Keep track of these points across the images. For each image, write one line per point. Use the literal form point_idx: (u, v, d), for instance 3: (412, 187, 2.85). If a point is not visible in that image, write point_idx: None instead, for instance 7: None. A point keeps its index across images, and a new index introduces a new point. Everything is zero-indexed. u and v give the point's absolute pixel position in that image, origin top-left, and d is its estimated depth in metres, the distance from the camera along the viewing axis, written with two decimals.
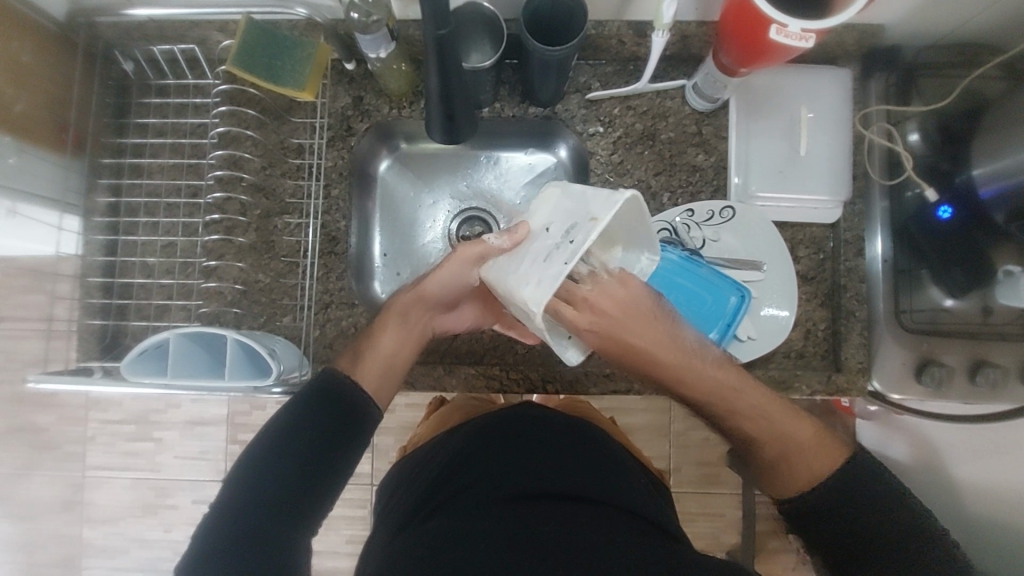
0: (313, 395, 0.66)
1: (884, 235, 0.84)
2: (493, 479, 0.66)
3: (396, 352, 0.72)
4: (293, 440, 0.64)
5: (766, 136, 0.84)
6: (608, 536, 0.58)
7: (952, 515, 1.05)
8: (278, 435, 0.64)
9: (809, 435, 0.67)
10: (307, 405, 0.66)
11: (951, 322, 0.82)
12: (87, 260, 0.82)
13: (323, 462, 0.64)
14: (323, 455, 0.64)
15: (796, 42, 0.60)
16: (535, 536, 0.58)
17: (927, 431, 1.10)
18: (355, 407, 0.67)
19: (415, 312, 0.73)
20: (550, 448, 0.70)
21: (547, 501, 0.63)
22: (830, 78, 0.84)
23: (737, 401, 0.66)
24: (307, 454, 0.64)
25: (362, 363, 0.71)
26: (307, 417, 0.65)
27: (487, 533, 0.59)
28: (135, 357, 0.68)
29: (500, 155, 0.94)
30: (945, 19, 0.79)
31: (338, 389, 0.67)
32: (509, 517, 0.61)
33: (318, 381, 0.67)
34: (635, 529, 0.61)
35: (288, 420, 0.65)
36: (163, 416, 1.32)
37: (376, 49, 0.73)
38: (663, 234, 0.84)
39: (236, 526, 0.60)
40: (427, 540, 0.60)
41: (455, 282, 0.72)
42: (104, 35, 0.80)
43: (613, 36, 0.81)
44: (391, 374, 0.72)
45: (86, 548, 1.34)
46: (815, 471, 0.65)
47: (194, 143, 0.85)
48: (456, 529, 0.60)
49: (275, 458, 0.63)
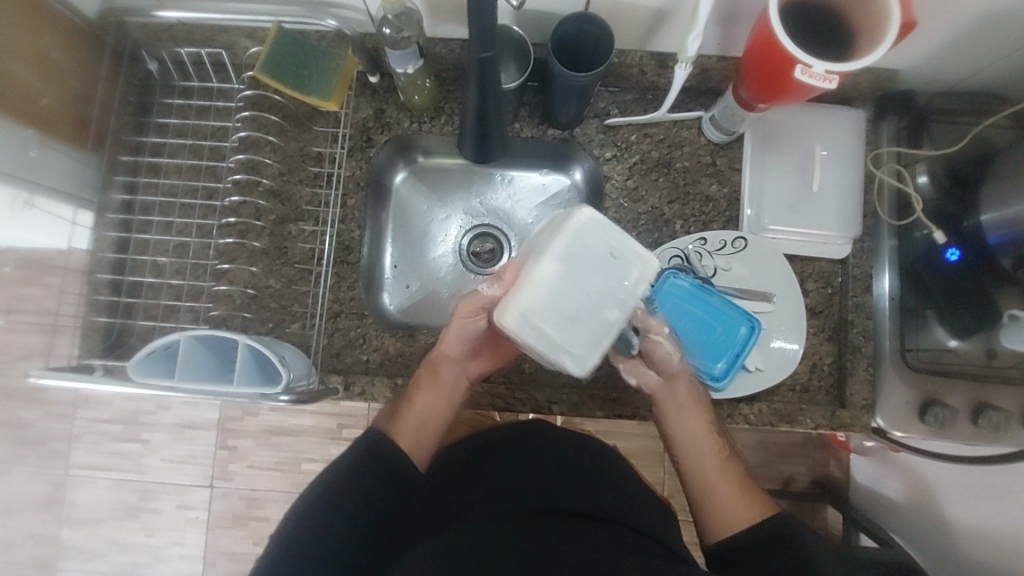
0: (358, 453, 0.62)
1: (892, 273, 0.85)
2: (505, 493, 0.63)
3: (428, 410, 0.71)
4: (339, 505, 0.58)
5: (778, 171, 0.85)
6: (637, 556, 0.56)
7: (945, 555, 1.05)
8: (324, 498, 0.58)
9: (742, 488, 0.68)
10: (356, 463, 0.61)
11: (955, 362, 0.83)
12: (97, 256, 0.81)
13: (375, 526, 0.58)
14: (371, 525, 0.58)
15: (819, 83, 0.61)
16: (561, 549, 0.54)
17: (921, 469, 1.11)
18: (400, 466, 0.62)
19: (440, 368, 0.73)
20: (563, 470, 0.68)
21: (567, 518, 0.60)
22: (842, 117, 0.86)
23: (691, 409, 0.72)
24: (358, 522, 0.58)
25: (396, 418, 0.70)
26: (358, 478, 0.60)
27: (504, 546, 0.54)
28: (144, 357, 0.66)
29: (514, 175, 0.95)
30: (957, 68, 0.82)
31: (388, 450, 0.62)
32: (524, 532, 0.56)
33: (367, 440, 0.63)
34: (654, 552, 0.58)
35: (349, 479, 0.59)
36: (154, 417, 1.29)
37: (404, 65, 0.74)
38: (675, 261, 0.85)
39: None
40: (432, 553, 0.55)
41: (468, 337, 0.71)
42: (132, 34, 0.80)
43: (635, 65, 0.83)
44: (417, 419, 0.70)
45: (64, 550, 1.30)
46: (740, 517, 0.66)
47: (213, 145, 0.85)
48: (466, 542, 0.55)
49: (320, 523, 0.57)
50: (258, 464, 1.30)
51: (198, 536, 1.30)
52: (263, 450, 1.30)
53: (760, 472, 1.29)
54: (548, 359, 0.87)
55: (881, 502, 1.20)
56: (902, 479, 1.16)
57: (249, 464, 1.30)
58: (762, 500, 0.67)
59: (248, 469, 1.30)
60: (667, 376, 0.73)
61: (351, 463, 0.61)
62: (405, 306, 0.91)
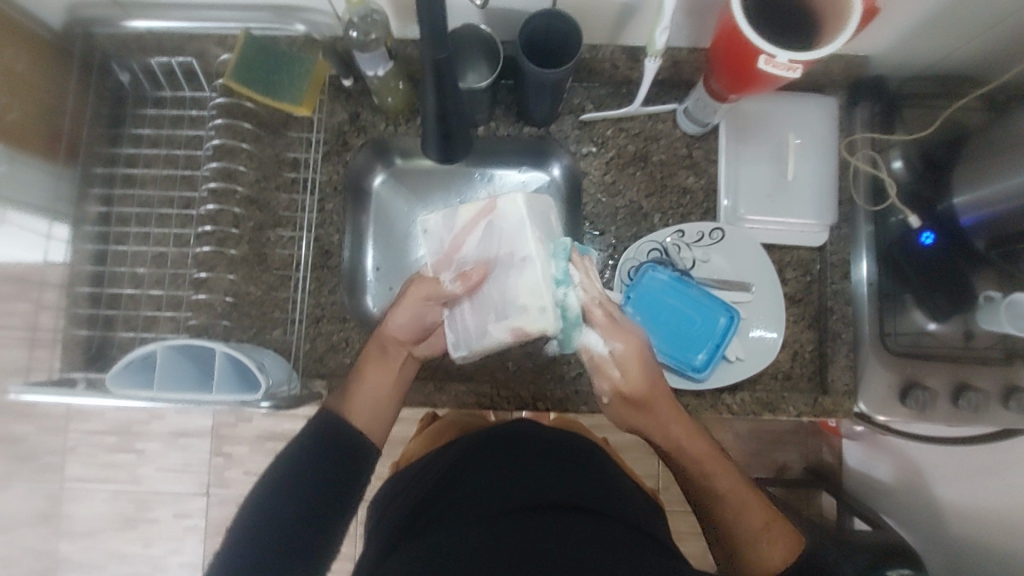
0: (317, 431, 0.67)
1: (869, 259, 0.85)
2: (490, 493, 0.64)
3: (380, 383, 0.72)
4: (301, 473, 0.64)
5: (754, 160, 0.86)
6: (613, 549, 0.56)
7: (936, 536, 1.06)
8: (289, 467, 0.65)
9: (763, 518, 0.68)
10: (316, 435, 0.67)
11: (935, 345, 0.84)
12: (76, 269, 0.82)
13: (336, 494, 0.64)
14: (330, 492, 0.64)
15: (784, 71, 0.61)
16: (533, 550, 0.55)
17: (911, 452, 1.11)
18: (359, 443, 0.67)
19: (391, 346, 0.73)
20: (547, 463, 0.69)
21: (543, 514, 0.60)
22: (815, 106, 0.87)
23: (691, 446, 0.70)
24: (318, 487, 0.64)
25: (353, 396, 0.71)
26: (319, 448, 0.66)
27: (483, 547, 0.56)
28: (121, 368, 0.67)
29: (494, 173, 0.94)
30: (926, 53, 0.82)
31: (342, 427, 0.67)
32: (504, 529, 0.58)
33: (324, 420, 0.68)
34: (630, 541, 0.59)
35: (311, 451, 0.66)
36: (145, 428, 1.29)
37: (374, 67, 0.74)
38: (653, 254, 0.86)
39: (240, 563, 0.60)
40: (417, 556, 0.57)
41: (413, 323, 0.71)
42: (101, 46, 0.80)
43: (606, 60, 0.83)
44: (373, 396, 0.72)
45: (61, 564, 1.30)
46: (778, 555, 0.66)
47: (188, 154, 0.86)
48: (447, 544, 0.57)
49: (282, 487, 0.63)
50: (252, 471, 1.30)
51: (195, 545, 1.30)
52: (256, 456, 1.30)
53: (753, 460, 1.29)
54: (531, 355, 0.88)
55: (874, 486, 1.21)
56: (893, 462, 1.16)
57: (244, 471, 1.30)
58: (789, 530, 0.68)
59: (242, 476, 1.30)
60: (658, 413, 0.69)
61: (312, 436, 0.67)
62: (389, 309, 0.90)
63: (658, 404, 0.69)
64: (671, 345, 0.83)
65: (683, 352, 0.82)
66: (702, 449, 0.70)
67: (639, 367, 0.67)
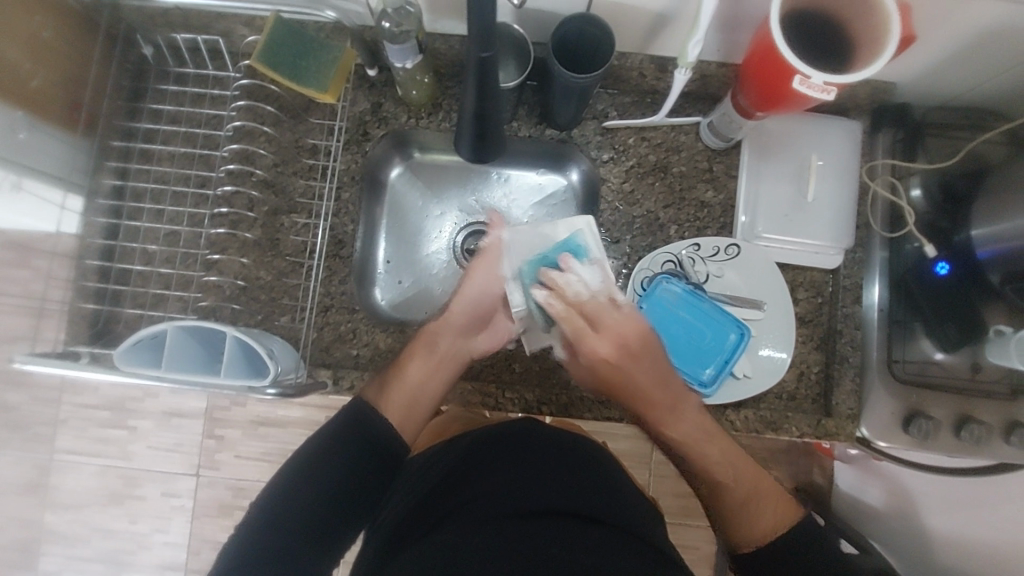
0: (339, 424, 0.67)
1: (881, 284, 0.86)
2: (500, 496, 0.63)
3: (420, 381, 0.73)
4: (319, 465, 0.64)
5: (774, 179, 0.86)
6: (625, 567, 0.55)
7: (924, 563, 1.07)
8: (309, 457, 0.64)
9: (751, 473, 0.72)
10: (339, 427, 0.66)
11: (940, 375, 0.83)
12: (86, 242, 0.81)
13: (350, 490, 0.64)
14: (345, 486, 0.64)
15: (817, 93, 0.61)
16: (549, 562, 0.54)
17: (903, 478, 1.12)
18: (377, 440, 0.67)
19: (443, 337, 0.76)
20: (559, 470, 0.68)
21: (557, 524, 0.60)
22: (839, 129, 0.86)
23: (675, 425, 0.69)
24: (334, 481, 0.64)
25: (385, 391, 0.71)
26: (338, 440, 0.66)
27: (496, 555, 0.55)
28: (130, 346, 0.66)
29: (510, 173, 0.95)
30: (953, 84, 0.82)
31: (365, 421, 0.67)
32: (518, 538, 0.57)
33: (349, 412, 0.68)
34: (645, 558, 0.58)
35: (330, 443, 0.65)
36: (141, 404, 1.28)
37: (403, 60, 0.74)
38: (667, 266, 0.85)
39: (255, 554, 0.60)
40: (430, 557, 0.56)
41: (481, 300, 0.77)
42: (126, 17, 0.79)
43: (635, 68, 0.83)
44: (407, 393, 0.72)
45: (46, 535, 1.29)
46: (767, 520, 0.70)
47: (207, 133, 0.85)
48: (462, 548, 0.56)
49: (301, 479, 0.63)
50: (244, 454, 1.29)
51: (182, 524, 1.30)
52: (250, 440, 1.30)
53: None
54: (538, 358, 0.87)
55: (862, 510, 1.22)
56: (884, 487, 1.16)
57: (236, 454, 1.29)
58: (783, 496, 0.72)
59: (235, 458, 1.29)
60: (644, 390, 0.66)
61: (335, 427, 0.67)
62: (397, 302, 0.90)
63: (632, 377, 0.65)
64: (679, 358, 0.82)
65: (689, 365, 0.82)
66: (695, 417, 0.70)
67: (606, 363, 0.65)
